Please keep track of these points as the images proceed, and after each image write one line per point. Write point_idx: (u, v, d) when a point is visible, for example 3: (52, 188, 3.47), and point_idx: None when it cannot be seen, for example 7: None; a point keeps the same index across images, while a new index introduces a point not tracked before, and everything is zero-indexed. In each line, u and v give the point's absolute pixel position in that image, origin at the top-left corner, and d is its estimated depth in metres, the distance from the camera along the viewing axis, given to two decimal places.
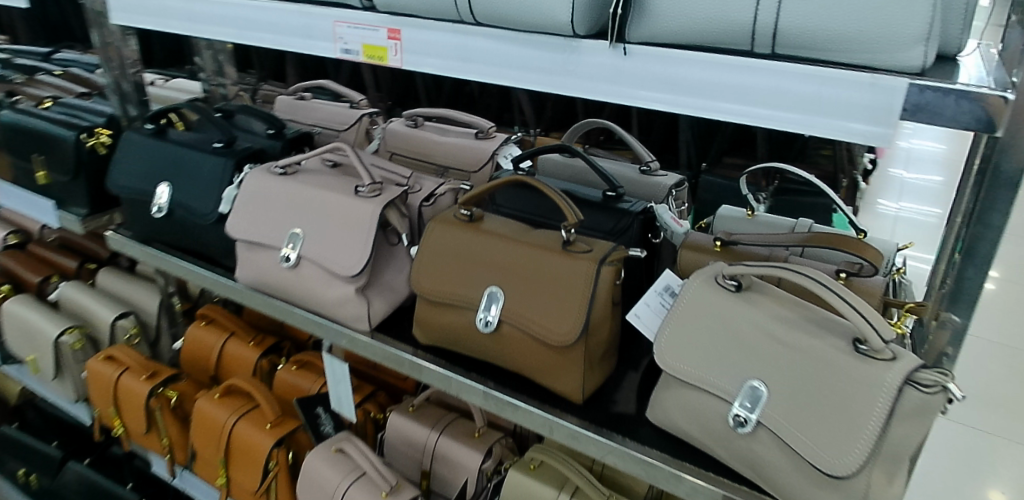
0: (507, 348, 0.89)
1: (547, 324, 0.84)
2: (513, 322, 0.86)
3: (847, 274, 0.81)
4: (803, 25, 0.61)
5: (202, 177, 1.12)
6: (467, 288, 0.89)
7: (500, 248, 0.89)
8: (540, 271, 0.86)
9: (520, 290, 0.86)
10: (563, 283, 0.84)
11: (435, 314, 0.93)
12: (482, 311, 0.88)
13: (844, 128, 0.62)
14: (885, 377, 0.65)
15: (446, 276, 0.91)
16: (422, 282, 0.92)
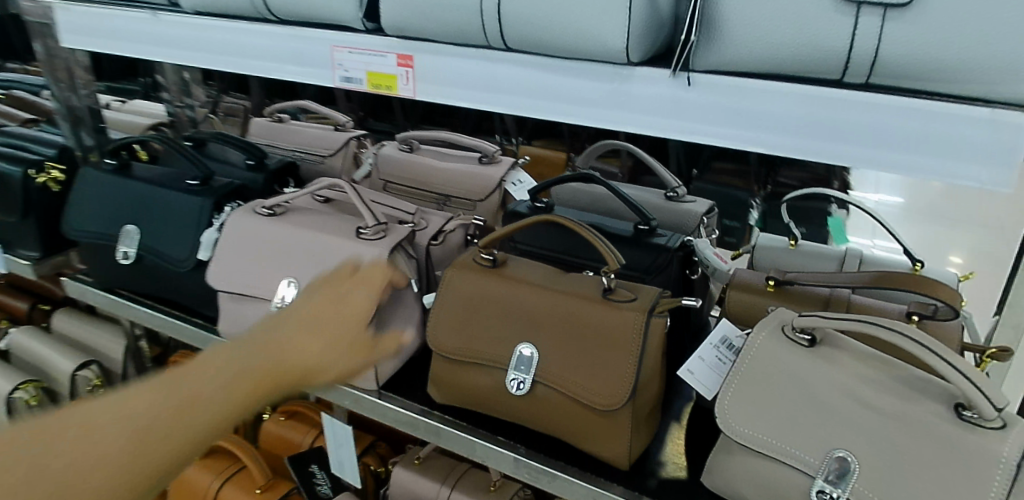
0: (541, 413, 0.79)
1: (589, 385, 0.75)
2: (549, 383, 0.77)
3: (920, 317, 0.73)
4: (908, 51, 0.51)
5: (177, 219, 1.00)
6: (494, 345, 0.80)
7: (530, 298, 0.79)
8: (580, 325, 0.77)
9: (556, 346, 0.77)
10: (606, 338, 0.75)
11: (456, 374, 0.83)
12: (512, 371, 0.78)
13: (953, 171, 0.53)
14: (999, 451, 0.57)
15: (469, 330, 0.81)
16: (441, 338, 0.82)
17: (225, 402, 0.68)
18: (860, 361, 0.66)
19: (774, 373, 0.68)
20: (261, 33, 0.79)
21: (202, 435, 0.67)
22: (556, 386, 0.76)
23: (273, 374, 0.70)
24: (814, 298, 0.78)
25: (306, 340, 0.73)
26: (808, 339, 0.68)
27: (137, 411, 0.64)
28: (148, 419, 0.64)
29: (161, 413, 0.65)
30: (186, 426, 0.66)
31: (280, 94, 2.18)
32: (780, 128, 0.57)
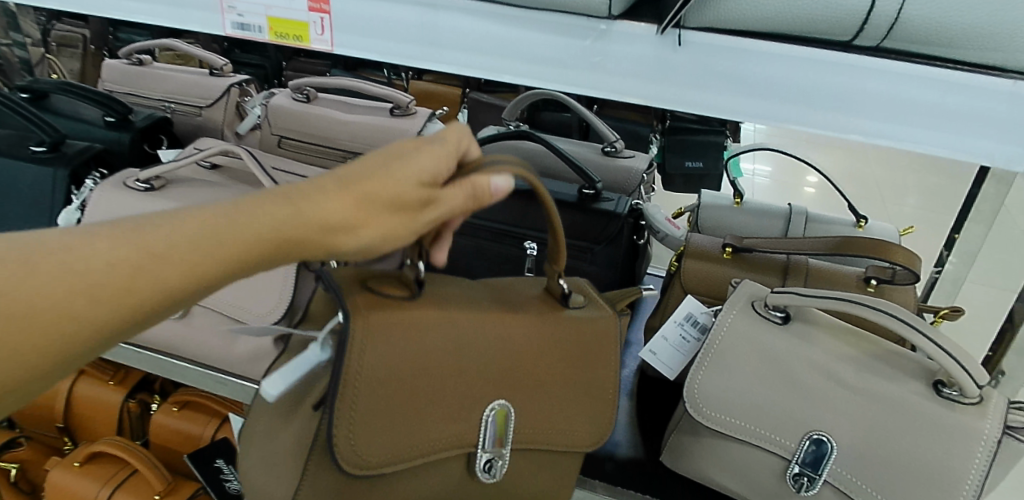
0: (505, 490, 0.59)
1: (569, 428, 0.60)
2: (527, 446, 0.58)
3: (878, 282, 0.71)
4: (930, 13, 0.48)
5: (22, 196, 0.81)
6: (456, 421, 0.54)
7: (486, 344, 0.56)
8: (550, 353, 0.59)
9: (529, 396, 0.58)
10: (575, 365, 0.61)
11: (384, 485, 0.53)
12: (485, 449, 0.55)
13: (967, 145, 0.50)
14: (981, 428, 0.56)
15: (412, 413, 0.53)
16: (372, 446, 0.51)
17: (246, 251, 0.43)
18: (832, 337, 0.63)
19: (751, 353, 0.64)
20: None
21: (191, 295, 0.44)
22: (532, 447, 0.58)
23: (315, 244, 0.45)
24: (771, 264, 0.75)
25: (410, 181, 0.45)
26: (781, 316, 0.65)
27: (73, 238, 0.40)
28: (111, 257, 0.40)
29: (184, 238, 0.42)
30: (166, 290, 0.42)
31: (127, 22, 1.85)
32: (780, 95, 0.52)
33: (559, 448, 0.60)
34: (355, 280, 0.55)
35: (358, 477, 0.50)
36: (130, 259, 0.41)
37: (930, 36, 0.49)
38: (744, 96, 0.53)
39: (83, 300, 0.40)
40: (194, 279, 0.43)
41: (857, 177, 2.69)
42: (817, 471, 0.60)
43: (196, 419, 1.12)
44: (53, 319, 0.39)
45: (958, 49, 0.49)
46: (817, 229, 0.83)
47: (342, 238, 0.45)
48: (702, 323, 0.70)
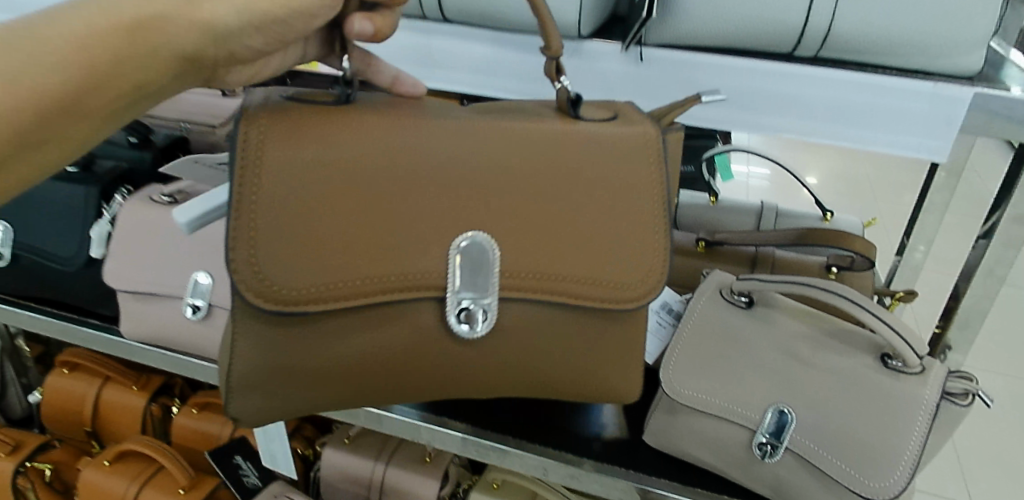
0: (496, 357, 0.56)
1: (588, 276, 0.55)
2: (519, 294, 0.54)
3: (839, 269, 0.78)
4: (859, 27, 0.55)
5: (57, 211, 0.88)
6: (421, 259, 0.52)
7: (428, 161, 0.52)
8: (545, 168, 0.54)
9: (509, 222, 0.53)
10: (588, 191, 0.55)
11: (335, 325, 0.53)
12: (456, 295, 0.52)
13: (895, 141, 0.57)
14: (922, 395, 0.62)
15: (331, 243, 0.51)
16: (295, 275, 0.51)
17: (155, 53, 0.51)
18: (793, 319, 0.70)
19: (719, 334, 0.71)
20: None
21: (109, 105, 0.52)
22: (528, 294, 0.54)
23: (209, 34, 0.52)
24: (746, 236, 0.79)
25: None
26: (746, 301, 0.72)
27: None
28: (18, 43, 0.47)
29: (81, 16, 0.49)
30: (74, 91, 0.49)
31: None
32: (732, 103, 0.60)
33: (592, 304, 0.55)
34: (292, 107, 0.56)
35: (275, 310, 0.51)
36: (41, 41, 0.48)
37: (856, 46, 0.56)
38: (701, 102, 0.61)
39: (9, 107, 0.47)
40: (104, 83, 0.50)
41: (851, 180, 2.75)
42: (777, 440, 0.66)
43: (214, 418, 1.19)
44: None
45: (884, 56, 0.56)
46: (786, 223, 0.91)
47: (223, 17, 0.52)
48: (676, 310, 0.76)
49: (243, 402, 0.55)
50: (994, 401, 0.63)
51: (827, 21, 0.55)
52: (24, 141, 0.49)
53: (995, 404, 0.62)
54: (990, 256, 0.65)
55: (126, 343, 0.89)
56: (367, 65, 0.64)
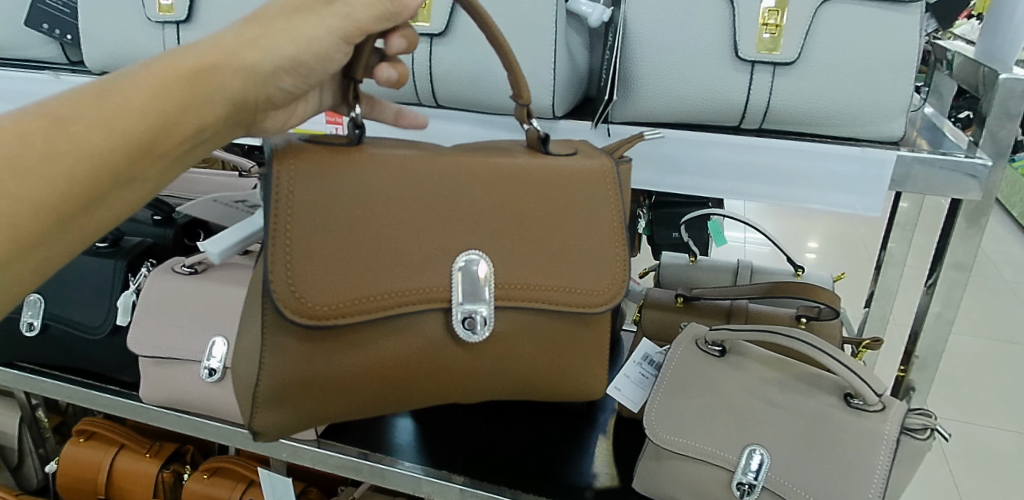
0: (491, 359, 0.62)
1: (571, 286, 0.62)
2: (514, 304, 0.60)
3: (807, 318, 0.84)
4: (793, 103, 0.64)
5: (87, 283, 0.96)
6: (428, 276, 0.59)
7: (430, 191, 0.59)
8: (524, 192, 0.61)
9: (500, 245, 0.60)
10: (569, 213, 0.62)
11: (353, 340, 0.59)
12: (460, 305, 0.59)
13: (835, 199, 0.64)
14: (882, 430, 0.68)
15: (352, 266, 0.57)
16: (322, 295, 0.57)
17: (209, 96, 0.56)
18: (762, 365, 0.75)
19: (695, 381, 0.76)
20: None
21: (175, 149, 0.56)
22: (518, 303, 0.61)
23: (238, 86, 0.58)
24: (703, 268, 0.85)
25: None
26: (718, 350, 0.78)
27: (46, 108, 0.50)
28: (91, 103, 0.51)
29: (141, 76, 0.53)
30: (149, 134, 0.53)
31: None
32: (687, 169, 0.67)
33: (574, 310, 0.62)
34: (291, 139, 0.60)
35: (306, 326, 0.56)
36: (108, 98, 0.51)
37: (792, 119, 0.65)
38: (662, 170, 0.68)
39: (96, 153, 0.50)
40: (172, 125, 0.54)
41: (846, 243, 2.82)
42: (756, 478, 0.70)
43: (224, 484, 1.20)
44: (76, 174, 0.50)
45: (817, 127, 0.65)
46: (761, 279, 0.97)
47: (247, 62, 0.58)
48: (656, 361, 0.84)
49: (269, 414, 0.60)
50: (950, 433, 0.68)
51: (765, 101, 0.65)
52: (110, 185, 0.52)
53: (952, 436, 0.68)
54: (937, 301, 0.72)
55: (143, 406, 0.95)
56: (373, 108, 0.69)
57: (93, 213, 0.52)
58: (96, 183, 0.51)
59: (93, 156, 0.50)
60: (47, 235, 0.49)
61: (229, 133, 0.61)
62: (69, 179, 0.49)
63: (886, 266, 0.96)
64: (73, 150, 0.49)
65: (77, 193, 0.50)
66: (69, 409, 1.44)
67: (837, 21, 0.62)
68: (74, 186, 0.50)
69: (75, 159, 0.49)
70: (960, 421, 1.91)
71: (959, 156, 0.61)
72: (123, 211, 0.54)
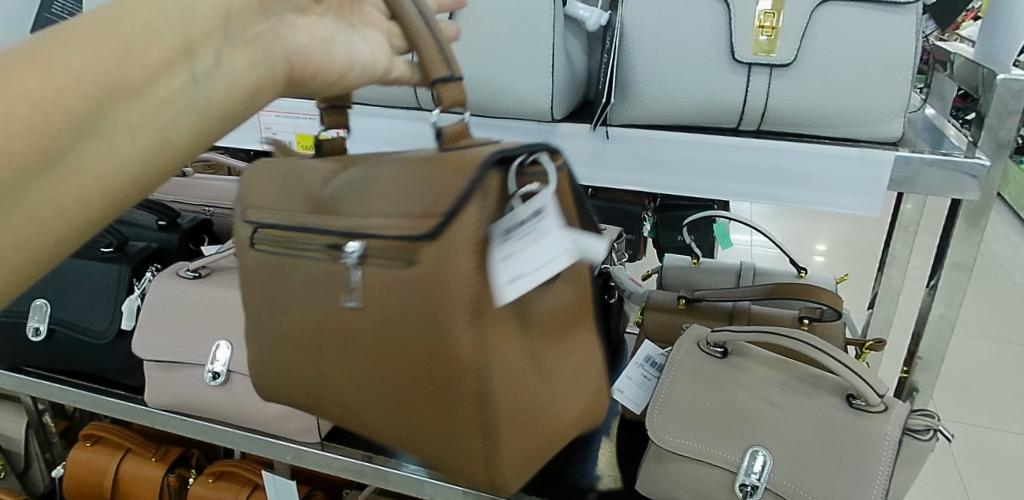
0: None
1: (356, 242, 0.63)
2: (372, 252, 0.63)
3: (810, 320, 0.83)
4: (790, 106, 0.64)
5: (92, 288, 0.97)
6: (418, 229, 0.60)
7: None
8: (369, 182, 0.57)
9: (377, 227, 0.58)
10: None
11: None
12: None
13: (835, 200, 0.64)
14: (884, 430, 0.68)
15: None
16: None
17: (191, 1, 0.41)
18: (764, 368, 0.75)
19: (697, 383, 0.76)
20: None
21: (151, 81, 0.39)
22: None
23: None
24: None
25: None
26: (720, 352, 0.78)
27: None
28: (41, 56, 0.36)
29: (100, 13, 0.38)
30: (97, 68, 0.37)
31: None
32: (687, 171, 0.67)
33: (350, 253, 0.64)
34: (429, 211, 0.46)
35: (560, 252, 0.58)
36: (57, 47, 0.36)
37: (789, 121, 0.65)
38: (660, 173, 0.68)
39: (36, 100, 0.35)
40: (134, 51, 0.38)
41: (852, 245, 2.81)
42: (759, 480, 0.70)
43: (229, 488, 1.20)
44: (11, 134, 0.34)
45: (816, 129, 0.65)
46: (764, 280, 0.97)
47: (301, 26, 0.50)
48: (658, 362, 0.84)
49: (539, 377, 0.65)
50: (952, 434, 0.69)
51: (761, 104, 0.65)
52: (56, 142, 0.36)
53: (953, 437, 0.68)
54: (939, 302, 0.72)
55: (149, 410, 0.95)
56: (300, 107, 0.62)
57: (40, 191, 0.36)
58: (38, 149, 0.35)
59: (35, 108, 0.35)
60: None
61: (238, 66, 0.44)
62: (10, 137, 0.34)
63: (889, 267, 0.95)
64: (1, 98, 0.34)
65: (19, 159, 0.34)
66: (76, 414, 1.45)
67: (834, 22, 0.62)
68: (8, 148, 0.34)
69: (11, 113, 0.34)
70: (970, 424, 1.90)
71: (959, 157, 0.61)
72: (103, 185, 0.38)
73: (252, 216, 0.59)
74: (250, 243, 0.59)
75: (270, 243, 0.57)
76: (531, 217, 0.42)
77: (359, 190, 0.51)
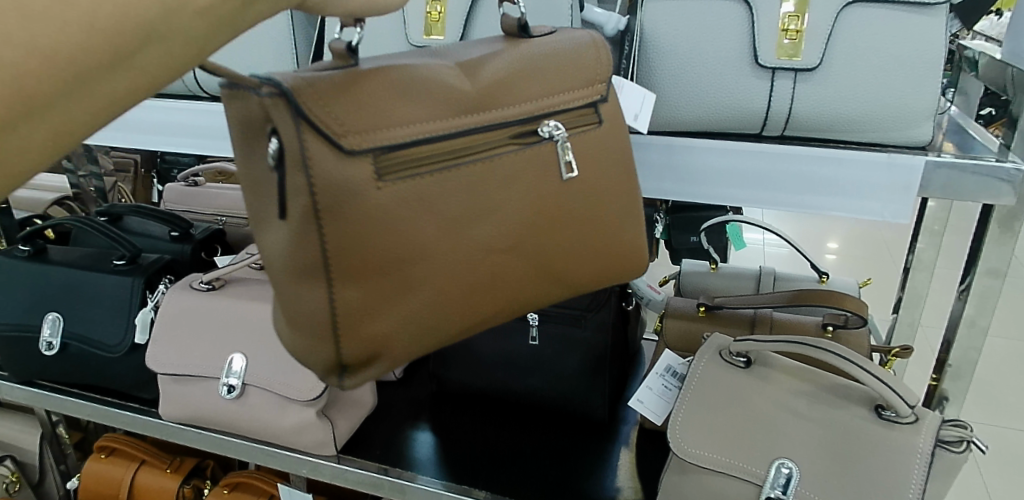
0: None
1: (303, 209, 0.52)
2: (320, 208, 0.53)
3: (834, 327, 0.81)
4: (816, 110, 0.63)
5: (105, 302, 0.96)
6: None
7: None
8: None
9: None
10: None
11: None
12: None
13: (861, 207, 0.63)
14: (915, 442, 0.66)
15: None
16: None
17: None
18: (789, 377, 0.74)
19: (721, 392, 0.75)
20: (202, 112, 0.80)
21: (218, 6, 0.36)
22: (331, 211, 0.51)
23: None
24: (301, 259, 0.48)
25: None
26: (743, 361, 0.76)
27: None
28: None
29: None
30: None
31: None
32: (706, 178, 0.65)
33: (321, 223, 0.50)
34: (595, 77, 0.56)
35: None
36: None
37: (816, 125, 0.64)
38: (678, 180, 0.67)
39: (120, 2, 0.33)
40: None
41: (865, 243, 2.78)
42: (785, 493, 0.68)
43: None
44: None
45: (841, 133, 0.64)
46: (785, 286, 0.95)
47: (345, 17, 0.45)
48: (679, 372, 0.84)
49: None
50: (986, 446, 0.67)
51: (786, 109, 0.63)
52: (120, 45, 0.34)
53: (987, 449, 0.66)
54: (971, 309, 0.70)
55: (162, 424, 0.94)
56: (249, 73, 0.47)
57: None
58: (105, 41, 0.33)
59: None
60: (43, 116, 0.33)
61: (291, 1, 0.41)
62: (78, 33, 0.32)
63: (914, 271, 0.93)
64: None
65: (86, 56, 0.33)
66: (90, 425, 1.45)
67: (861, 24, 0.61)
68: None
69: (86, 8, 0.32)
70: (991, 425, 1.87)
71: (991, 161, 0.60)
72: (148, 88, 0.36)
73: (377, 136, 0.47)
74: (376, 178, 0.47)
75: (424, 160, 0.48)
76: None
77: (512, 81, 0.52)
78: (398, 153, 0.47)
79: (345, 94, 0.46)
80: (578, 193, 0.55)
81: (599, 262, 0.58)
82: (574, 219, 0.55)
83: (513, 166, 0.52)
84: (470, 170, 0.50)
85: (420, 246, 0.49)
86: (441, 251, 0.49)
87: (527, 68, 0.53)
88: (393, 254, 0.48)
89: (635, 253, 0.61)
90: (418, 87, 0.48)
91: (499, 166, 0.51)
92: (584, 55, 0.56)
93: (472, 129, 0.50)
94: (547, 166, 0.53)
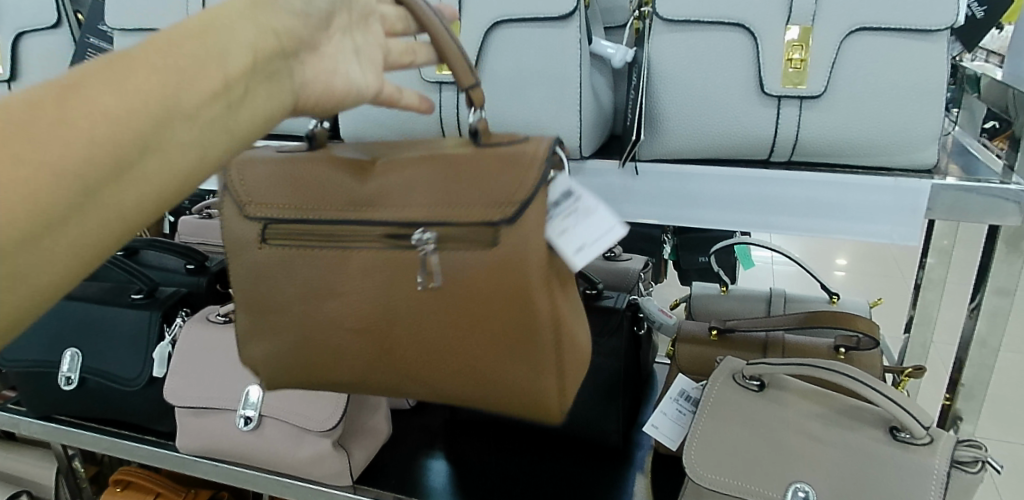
0: None
1: None
2: None
3: (847, 349, 0.81)
4: (821, 136, 0.64)
5: (123, 337, 0.97)
6: None
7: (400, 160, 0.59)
8: None
9: None
10: None
11: None
12: None
13: (870, 230, 0.63)
14: (931, 464, 0.66)
15: None
16: None
17: (225, 48, 0.41)
18: (803, 400, 0.74)
19: (734, 416, 0.75)
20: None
21: (206, 111, 0.40)
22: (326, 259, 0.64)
23: (279, 33, 0.46)
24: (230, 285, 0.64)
25: (267, 25, 0.45)
26: (757, 384, 0.76)
27: None
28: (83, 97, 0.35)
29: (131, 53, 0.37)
30: (163, 83, 0.37)
31: None
32: (714, 203, 0.67)
33: None
34: (505, 200, 0.51)
35: None
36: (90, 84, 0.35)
37: (823, 150, 0.65)
38: (689, 206, 0.68)
39: (115, 117, 0.35)
40: (192, 78, 0.39)
41: (874, 261, 2.77)
42: None
43: None
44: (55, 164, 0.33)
45: (847, 158, 0.65)
46: (795, 307, 0.96)
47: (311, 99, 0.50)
48: (693, 397, 0.84)
49: None
50: (1001, 465, 0.67)
51: (793, 135, 0.64)
52: (123, 156, 0.36)
53: (1003, 469, 0.66)
54: (983, 328, 0.70)
55: (179, 456, 0.95)
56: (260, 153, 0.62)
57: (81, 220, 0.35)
58: (105, 152, 0.35)
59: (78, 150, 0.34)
60: (62, 219, 0.34)
61: (269, 96, 0.45)
62: (89, 142, 0.34)
63: (924, 289, 0.93)
64: (36, 147, 0.32)
65: (94, 171, 0.35)
66: (105, 458, 1.45)
67: (862, 51, 0.62)
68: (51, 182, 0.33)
69: (87, 129, 0.34)
70: (1009, 442, 1.84)
71: (994, 183, 0.60)
72: (150, 197, 0.38)
73: (262, 214, 0.58)
74: (259, 240, 0.58)
75: (297, 238, 0.57)
76: (565, 199, 0.53)
77: (396, 186, 0.54)
78: (282, 225, 0.57)
79: (265, 177, 0.58)
80: (441, 307, 0.54)
81: (479, 381, 0.56)
82: (444, 330, 0.54)
83: (376, 262, 0.54)
84: (329, 252, 0.56)
85: (286, 300, 0.58)
86: (299, 308, 0.58)
87: (417, 180, 0.54)
88: (265, 301, 0.59)
89: (535, 392, 0.56)
90: (316, 182, 0.57)
91: (357, 258, 0.55)
92: (499, 170, 0.52)
93: (337, 221, 0.55)
94: (408, 273, 0.54)
